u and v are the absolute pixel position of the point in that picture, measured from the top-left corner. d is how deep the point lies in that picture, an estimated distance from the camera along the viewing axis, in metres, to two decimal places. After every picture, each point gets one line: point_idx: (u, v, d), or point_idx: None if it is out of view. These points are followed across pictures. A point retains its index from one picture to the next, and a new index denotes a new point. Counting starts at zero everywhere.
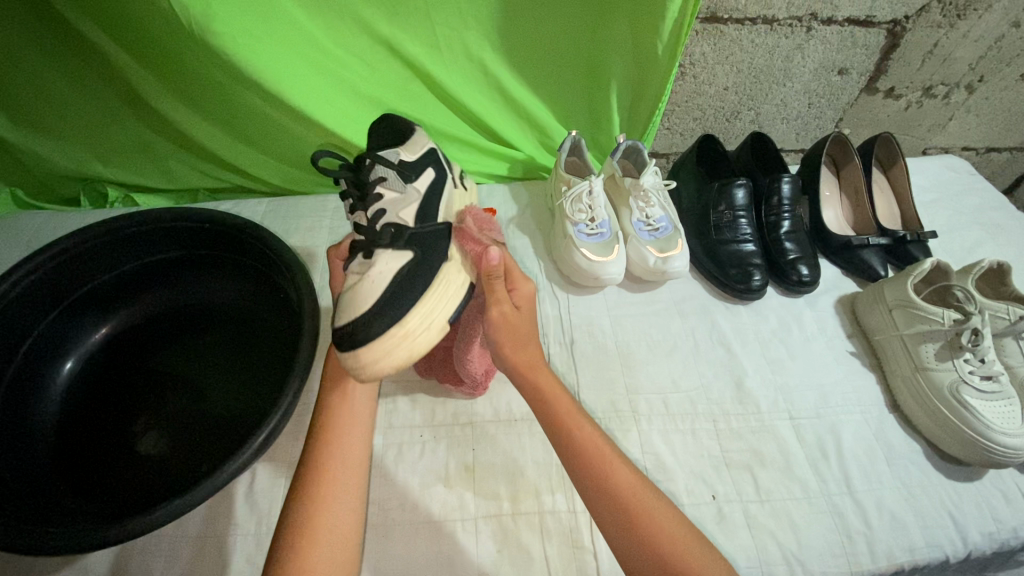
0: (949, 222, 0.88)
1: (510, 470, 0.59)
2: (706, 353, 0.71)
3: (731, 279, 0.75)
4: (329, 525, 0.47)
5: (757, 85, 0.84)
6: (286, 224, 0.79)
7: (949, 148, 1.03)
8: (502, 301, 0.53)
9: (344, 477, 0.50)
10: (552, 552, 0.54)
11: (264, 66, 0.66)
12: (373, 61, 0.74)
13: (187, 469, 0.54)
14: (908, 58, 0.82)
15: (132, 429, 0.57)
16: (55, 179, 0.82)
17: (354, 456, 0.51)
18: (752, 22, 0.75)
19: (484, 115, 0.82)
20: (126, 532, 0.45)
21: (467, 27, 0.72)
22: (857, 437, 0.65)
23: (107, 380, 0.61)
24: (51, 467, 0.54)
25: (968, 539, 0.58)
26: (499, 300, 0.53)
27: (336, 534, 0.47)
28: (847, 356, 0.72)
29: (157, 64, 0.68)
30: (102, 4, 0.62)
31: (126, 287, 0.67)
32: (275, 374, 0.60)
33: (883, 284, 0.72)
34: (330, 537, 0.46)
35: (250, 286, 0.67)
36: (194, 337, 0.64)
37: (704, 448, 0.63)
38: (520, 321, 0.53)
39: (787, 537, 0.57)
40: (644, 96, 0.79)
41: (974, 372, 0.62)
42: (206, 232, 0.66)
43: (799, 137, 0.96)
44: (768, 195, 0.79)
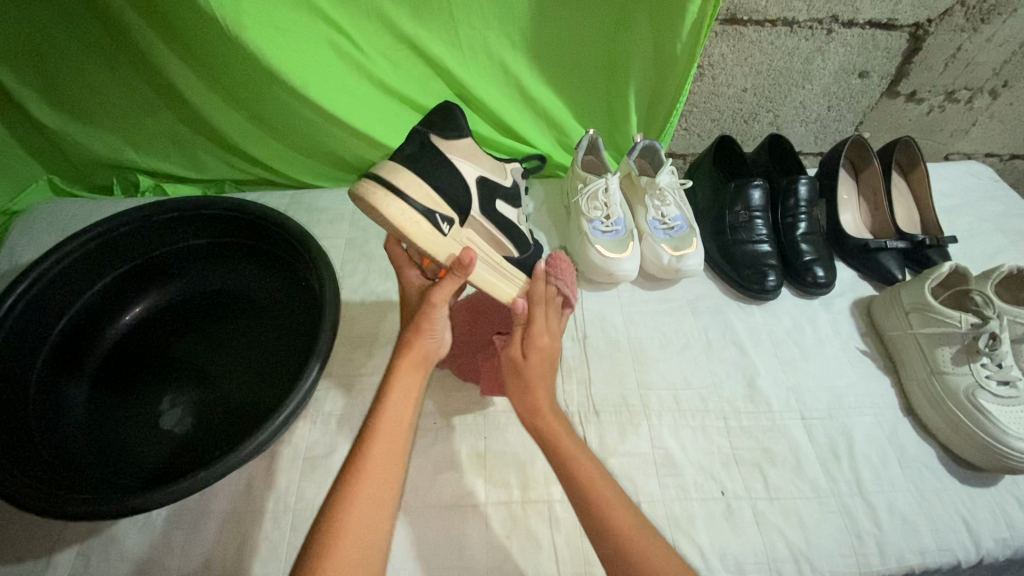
0: (970, 228, 0.87)
1: (522, 459, 0.60)
2: (718, 352, 0.71)
3: (745, 279, 0.75)
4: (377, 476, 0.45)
5: (776, 87, 0.85)
6: (309, 216, 0.82)
7: (972, 154, 1.02)
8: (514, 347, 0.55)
9: (393, 436, 0.47)
10: (561, 539, 0.55)
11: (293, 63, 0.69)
12: (396, 59, 0.76)
13: (209, 446, 0.56)
14: (930, 62, 0.82)
15: (157, 407, 0.59)
16: (91, 167, 0.86)
17: (401, 429, 0.48)
18: (771, 24, 0.75)
19: (503, 114, 0.83)
20: (152, 500, 0.47)
21: (489, 27, 0.73)
22: (870, 439, 0.65)
23: (135, 362, 0.63)
24: (80, 442, 0.56)
25: (981, 544, 0.58)
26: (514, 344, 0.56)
27: (379, 492, 0.44)
28: (861, 359, 0.72)
29: (190, 59, 0.71)
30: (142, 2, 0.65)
31: (155, 272, 0.70)
32: (295, 359, 0.62)
33: (900, 288, 0.71)
34: (376, 485, 0.44)
35: (273, 273, 0.69)
36: (218, 322, 0.67)
37: (714, 444, 0.63)
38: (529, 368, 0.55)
39: (796, 535, 0.57)
40: (661, 97, 0.80)
41: (991, 376, 0.62)
42: (233, 221, 0.68)
43: (818, 140, 0.96)
44: (785, 196, 0.79)
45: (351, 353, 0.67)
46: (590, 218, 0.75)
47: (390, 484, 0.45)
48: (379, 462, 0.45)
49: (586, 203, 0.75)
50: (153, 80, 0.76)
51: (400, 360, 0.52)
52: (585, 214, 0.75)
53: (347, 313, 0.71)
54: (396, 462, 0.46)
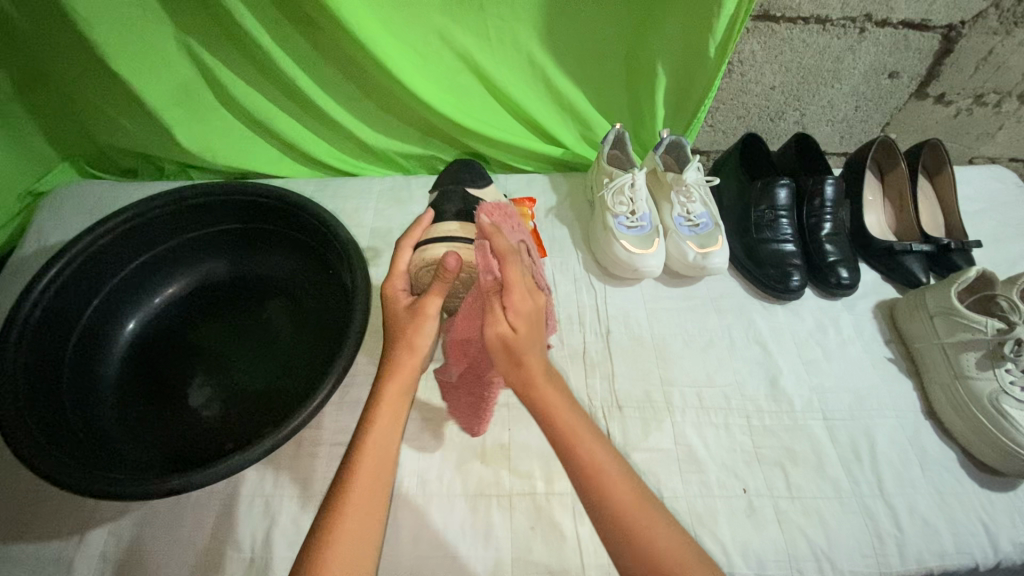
0: (995, 233, 0.87)
1: (546, 452, 0.61)
2: (741, 351, 0.71)
3: (769, 279, 0.75)
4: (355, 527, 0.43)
5: (805, 86, 0.84)
6: (333, 204, 0.82)
7: (997, 158, 1.01)
8: (500, 323, 0.49)
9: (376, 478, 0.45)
10: (585, 532, 0.56)
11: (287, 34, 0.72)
12: (424, 51, 0.76)
13: (239, 431, 0.57)
14: (961, 64, 0.81)
15: (187, 391, 0.60)
16: (117, 152, 0.86)
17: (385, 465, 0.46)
18: (804, 21, 0.74)
19: (529, 106, 0.83)
20: (190, 483, 0.48)
21: (518, 19, 0.73)
22: (892, 442, 0.65)
23: (165, 345, 0.63)
24: (114, 424, 0.57)
25: (1000, 548, 0.58)
26: (498, 320, 0.49)
27: (354, 546, 0.42)
28: (883, 362, 0.72)
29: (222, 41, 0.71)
30: None
31: (184, 256, 0.70)
32: (323, 346, 0.62)
33: (925, 291, 0.71)
34: (349, 545, 0.42)
35: (301, 261, 0.69)
36: (246, 307, 0.67)
37: (736, 442, 0.63)
38: (519, 340, 0.49)
39: (817, 534, 0.58)
40: (689, 93, 0.80)
41: (1016, 382, 0.62)
42: (264, 206, 0.68)
43: (842, 140, 0.95)
44: (810, 196, 0.79)
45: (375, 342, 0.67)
46: (615, 215, 0.75)
47: (369, 540, 0.43)
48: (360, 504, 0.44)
49: (616, 201, 0.75)
50: None
51: (387, 380, 0.50)
52: (611, 208, 0.75)
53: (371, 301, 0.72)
54: (377, 508, 0.44)
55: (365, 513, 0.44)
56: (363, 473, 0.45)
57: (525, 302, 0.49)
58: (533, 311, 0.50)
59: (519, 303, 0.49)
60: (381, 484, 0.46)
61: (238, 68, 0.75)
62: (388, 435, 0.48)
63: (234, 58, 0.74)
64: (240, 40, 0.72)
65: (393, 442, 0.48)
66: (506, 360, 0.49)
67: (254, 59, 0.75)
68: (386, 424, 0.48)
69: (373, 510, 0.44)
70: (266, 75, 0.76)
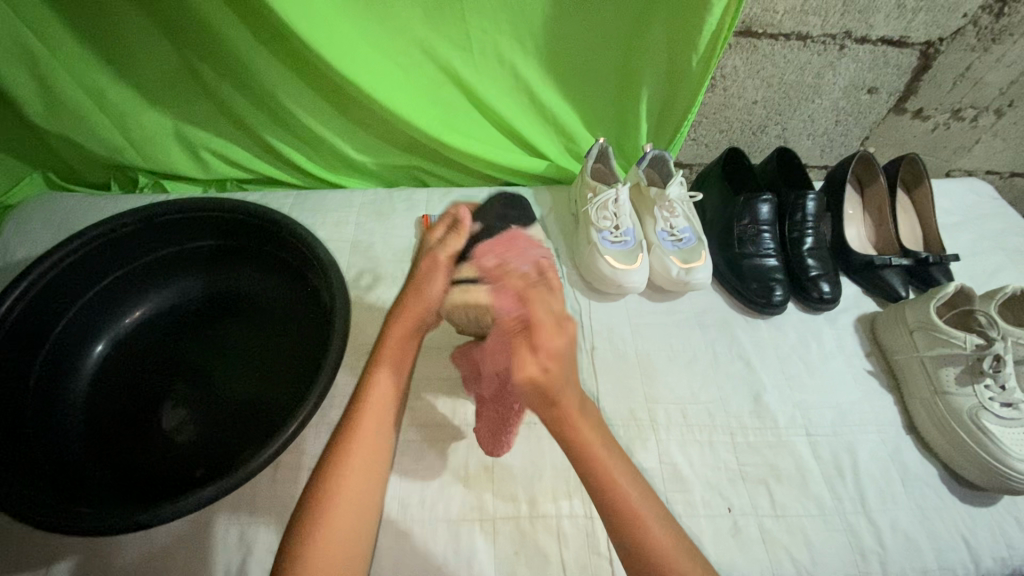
0: (972, 246, 0.88)
1: (530, 473, 0.60)
2: (725, 366, 0.71)
3: (752, 294, 0.75)
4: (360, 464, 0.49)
5: (786, 100, 0.85)
6: (313, 218, 0.80)
7: (973, 171, 1.02)
8: (529, 366, 0.42)
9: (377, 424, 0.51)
10: (568, 555, 0.55)
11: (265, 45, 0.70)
12: (406, 63, 0.75)
13: (213, 455, 0.55)
14: (939, 80, 0.82)
15: (158, 414, 0.58)
16: (88, 164, 0.83)
17: (385, 415, 0.52)
18: (785, 38, 0.75)
19: (512, 119, 0.82)
20: (159, 516, 0.46)
21: (501, 32, 0.72)
22: (874, 457, 0.65)
23: (135, 366, 0.61)
24: (81, 450, 0.55)
25: (980, 563, 0.59)
26: (526, 363, 0.42)
27: (360, 484, 0.48)
28: (865, 376, 0.72)
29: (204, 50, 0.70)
30: None
31: (156, 273, 0.68)
32: (302, 366, 0.61)
33: (905, 305, 0.72)
34: (354, 485, 0.48)
35: (278, 277, 0.68)
36: (221, 325, 0.65)
37: (721, 460, 0.63)
38: (551, 384, 0.42)
39: (801, 552, 0.57)
40: (672, 108, 0.80)
41: (994, 398, 0.62)
42: (240, 222, 0.67)
43: (823, 154, 0.96)
44: (792, 211, 0.79)
45: (356, 361, 0.66)
46: (598, 229, 0.75)
47: (372, 479, 0.49)
48: (364, 445, 0.50)
49: (600, 215, 0.74)
50: (157, 75, 0.74)
51: (394, 331, 0.57)
52: (595, 222, 0.75)
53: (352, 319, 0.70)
54: (379, 451, 0.51)
55: (361, 481, 0.48)
56: (368, 415, 0.51)
57: (557, 350, 0.43)
58: (564, 348, 0.43)
59: (549, 343, 0.43)
60: (383, 430, 0.52)
61: (215, 79, 0.74)
62: (385, 413, 0.52)
63: (210, 70, 0.73)
64: (217, 51, 0.70)
65: (388, 420, 0.52)
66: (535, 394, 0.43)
67: (232, 71, 0.73)
68: (389, 374, 0.54)
69: (375, 456, 0.50)
70: (244, 86, 0.75)
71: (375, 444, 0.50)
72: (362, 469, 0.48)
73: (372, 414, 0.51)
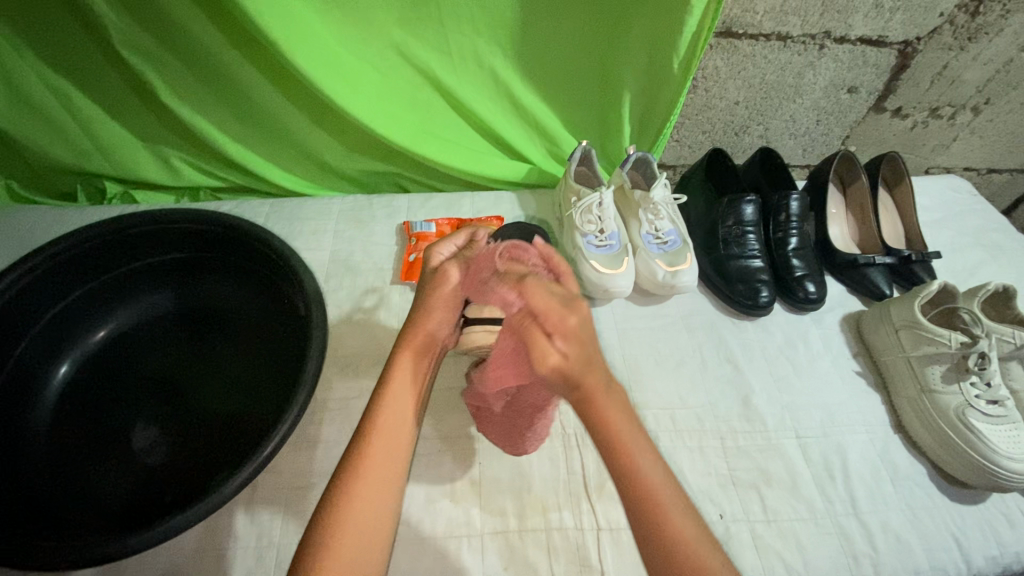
0: (952, 243, 0.89)
1: (518, 485, 0.58)
2: (713, 370, 0.70)
3: (738, 296, 0.75)
4: (364, 509, 0.43)
5: (767, 101, 0.84)
6: (290, 227, 0.78)
7: (951, 168, 1.04)
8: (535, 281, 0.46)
9: (387, 455, 0.46)
10: (559, 570, 0.53)
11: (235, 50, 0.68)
12: (383, 67, 0.73)
13: (186, 478, 0.53)
14: (917, 79, 0.83)
15: (127, 435, 0.55)
16: (53, 174, 0.80)
17: (398, 444, 0.47)
18: (765, 38, 0.74)
19: (494, 123, 0.81)
20: (127, 548, 0.44)
21: (480, 35, 0.71)
22: (863, 458, 0.65)
23: (103, 385, 0.59)
24: (44, 477, 0.52)
25: (971, 562, 0.59)
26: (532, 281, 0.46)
27: (366, 527, 0.43)
28: (852, 376, 0.72)
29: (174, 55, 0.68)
30: None
31: (125, 288, 0.65)
32: (279, 381, 0.59)
33: (889, 304, 0.72)
34: (357, 531, 0.42)
35: (254, 289, 0.66)
36: (194, 340, 0.63)
37: (711, 466, 0.62)
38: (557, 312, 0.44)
39: (794, 558, 0.57)
40: (655, 110, 0.79)
41: (980, 396, 0.62)
42: (213, 234, 0.65)
43: (805, 154, 0.97)
44: (776, 211, 0.79)
45: (336, 375, 0.64)
46: (582, 230, 0.74)
47: (379, 521, 0.44)
48: (371, 480, 0.45)
49: (584, 215, 0.73)
50: (124, 80, 0.71)
51: (404, 348, 0.52)
52: (579, 222, 0.74)
53: (332, 331, 0.68)
54: (389, 487, 0.45)
55: (372, 510, 0.44)
56: (377, 444, 0.46)
57: (566, 317, 0.40)
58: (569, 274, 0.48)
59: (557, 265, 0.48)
60: (395, 462, 0.46)
61: (185, 85, 0.71)
62: (397, 434, 0.48)
63: (178, 76, 0.70)
64: (186, 56, 0.68)
65: (402, 442, 0.48)
66: (536, 332, 0.40)
67: (203, 77, 0.71)
68: (400, 397, 0.49)
69: (382, 495, 0.45)
70: (216, 92, 0.73)
71: (384, 470, 0.46)
72: (371, 497, 0.44)
73: (380, 434, 0.47)
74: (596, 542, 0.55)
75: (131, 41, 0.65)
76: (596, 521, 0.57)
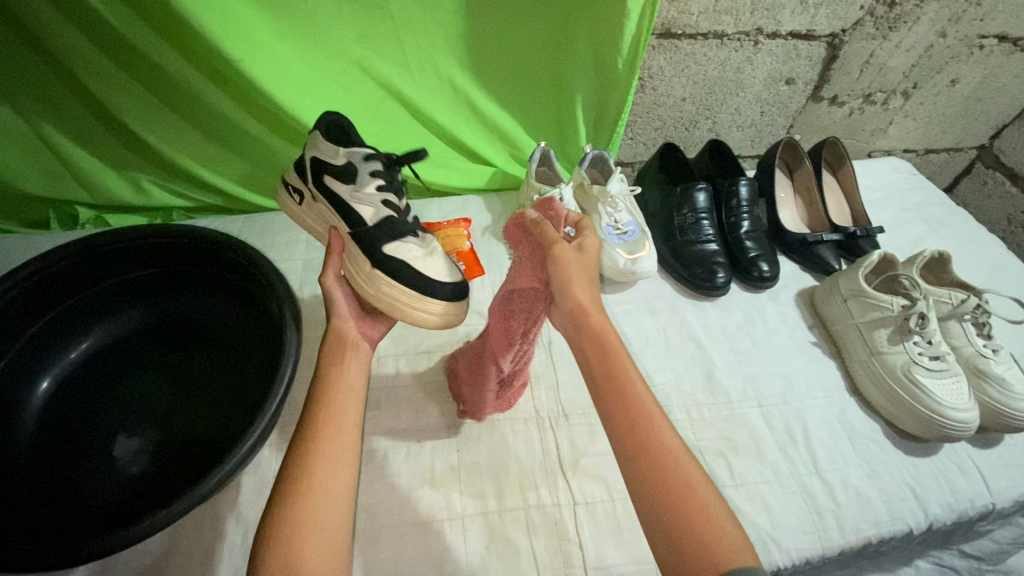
0: (895, 219, 0.94)
1: (495, 468, 0.61)
2: (677, 349, 0.74)
3: (697, 278, 0.79)
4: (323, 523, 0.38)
5: (712, 96, 0.90)
6: (263, 239, 0.81)
7: (891, 151, 1.10)
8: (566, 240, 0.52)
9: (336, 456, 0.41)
10: (539, 545, 0.55)
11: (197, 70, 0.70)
12: (345, 82, 0.77)
13: (170, 481, 0.54)
14: (848, 68, 0.89)
15: (110, 448, 0.57)
16: (25, 202, 0.82)
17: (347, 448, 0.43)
18: (703, 37, 0.80)
19: (455, 131, 0.85)
20: (113, 544, 0.44)
21: (435, 47, 0.75)
22: (821, 421, 0.68)
23: (83, 402, 0.60)
24: (27, 489, 0.53)
25: (928, 510, 0.62)
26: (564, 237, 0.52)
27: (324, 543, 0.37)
28: (808, 346, 0.76)
29: (140, 78, 0.70)
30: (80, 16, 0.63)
31: (101, 307, 0.67)
32: (258, 384, 0.60)
33: (837, 277, 0.76)
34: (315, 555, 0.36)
35: (231, 300, 0.68)
36: (173, 354, 0.65)
37: (679, 437, 0.65)
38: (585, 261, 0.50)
39: (761, 517, 0.59)
40: (606, 110, 0.84)
41: (923, 353, 0.67)
42: (188, 248, 0.67)
43: (754, 144, 1.02)
44: (728, 197, 0.84)
45: (315, 376, 0.66)
46: (408, 247, 0.55)
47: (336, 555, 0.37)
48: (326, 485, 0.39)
49: (415, 238, 0.56)
50: (91, 105, 0.73)
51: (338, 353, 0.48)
52: (401, 243, 0.55)
53: (308, 335, 0.70)
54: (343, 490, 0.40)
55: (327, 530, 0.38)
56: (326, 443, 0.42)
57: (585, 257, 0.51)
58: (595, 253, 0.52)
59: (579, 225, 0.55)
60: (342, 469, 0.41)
61: (153, 109, 0.74)
62: (341, 456, 0.42)
63: (145, 100, 0.72)
64: (152, 81, 0.71)
65: (347, 465, 0.42)
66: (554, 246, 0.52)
67: (169, 101, 0.73)
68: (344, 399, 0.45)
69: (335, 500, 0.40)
70: (182, 113, 0.75)
71: (332, 497, 0.39)
72: (323, 518, 0.38)
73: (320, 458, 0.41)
74: (573, 517, 0.57)
75: (96, 68, 0.68)
76: (571, 496, 0.59)
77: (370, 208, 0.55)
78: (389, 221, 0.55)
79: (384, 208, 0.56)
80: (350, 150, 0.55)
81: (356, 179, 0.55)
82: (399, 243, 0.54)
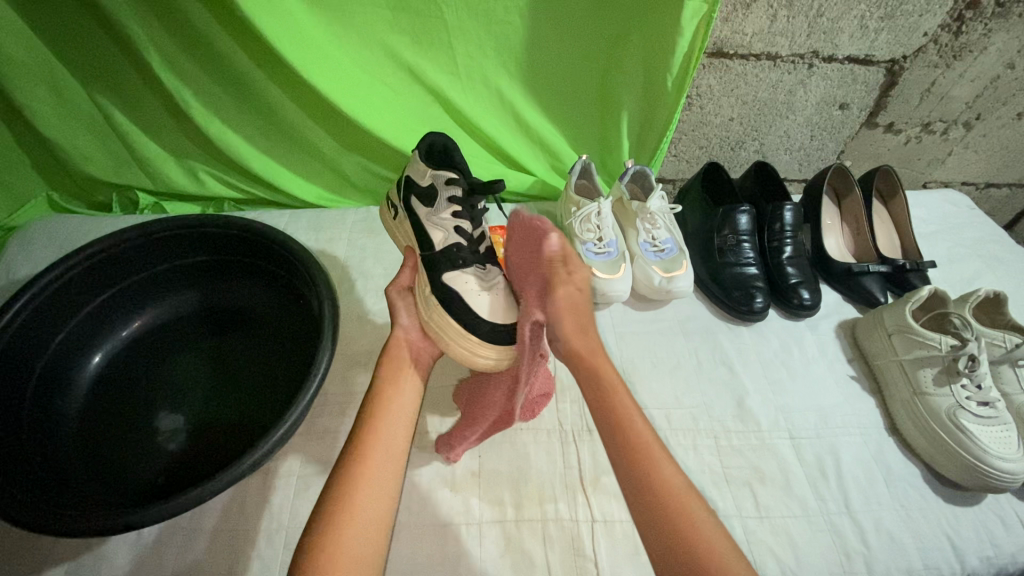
0: (949, 254, 0.90)
1: (515, 477, 0.61)
2: (708, 372, 0.72)
3: (734, 301, 0.77)
4: (367, 509, 0.46)
5: (761, 117, 0.88)
6: (306, 234, 0.84)
7: (949, 183, 1.06)
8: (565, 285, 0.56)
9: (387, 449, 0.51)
10: (554, 558, 0.55)
11: (257, 69, 0.73)
12: (395, 87, 0.79)
13: (207, 460, 0.57)
14: (907, 95, 0.86)
15: (152, 427, 0.59)
16: (92, 185, 0.87)
17: (399, 446, 0.52)
18: (755, 58, 0.79)
19: (499, 140, 0.86)
20: (148, 517, 0.46)
21: (485, 58, 0.76)
22: (856, 458, 0.66)
23: (130, 379, 0.63)
24: (75, 457, 0.56)
25: (966, 563, 0.59)
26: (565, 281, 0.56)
27: (370, 516, 0.46)
28: (846, 380, 0.74)
29: (205, 72, 0.74)
30: (157, 13, 0.67)
31: (154, 289, 0.70)
32: (294, 375, 0.62)
33: (883, 310, 0.73)
34: (358, 531, 0.45)
35: (274, 292, 0.70)
36: (215, 339, 0.67)
37: (705, 463, 0.64)
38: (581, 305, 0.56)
39: (786, 553, 0.58)
40: (651, 128, 0.84)
41: (971, 398, 0.64)
42: (238, 239, 0.69)
43: (801, 167, 1.00)
44: (771, 221, 0.82)
45: (347, 372, 0.68)
46: (467, 280, 0.59)
47: (377, 532, 0.46)
48: (373, 473, 0.48)
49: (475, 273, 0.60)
50: (159, 96, 0.78)
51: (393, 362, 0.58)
52: (462, 273, 0.60)
53: (342, 331, 0.72)
54: (391, 476, 0.50)
55: (372, 507, 0.47)
56: (377, 440, 0.51)
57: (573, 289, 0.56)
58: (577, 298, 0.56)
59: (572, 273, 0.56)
60: (392, 459, 0.51)
61: (213, 104, 0.77)
62: (386, 476, 0.49)
63: (208, 94, 0.76)
64: (215, 77, 0.74)
65: (388, 491, 0.49)
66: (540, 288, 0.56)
67: (230, 95, 0.77)
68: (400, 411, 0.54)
69: (382, 487, 0.48)
70: (242, 110, 0.79)
71: (373, 515, 0.47)
72: (358, 538, 0.44)
73: (368, 483, 0.48)
74: (591, 532, 0.57)
75: (168, 63, 0.72)
76: (590, 512, 0.59)
77: (439, 232, 0.62)
78: (454, 249, 0.61)
79: (453, 234, 0.62)
80: (436, 173, 0.60)
81: (436, 203, 0.62)
82: (459, 274, 0.59)
